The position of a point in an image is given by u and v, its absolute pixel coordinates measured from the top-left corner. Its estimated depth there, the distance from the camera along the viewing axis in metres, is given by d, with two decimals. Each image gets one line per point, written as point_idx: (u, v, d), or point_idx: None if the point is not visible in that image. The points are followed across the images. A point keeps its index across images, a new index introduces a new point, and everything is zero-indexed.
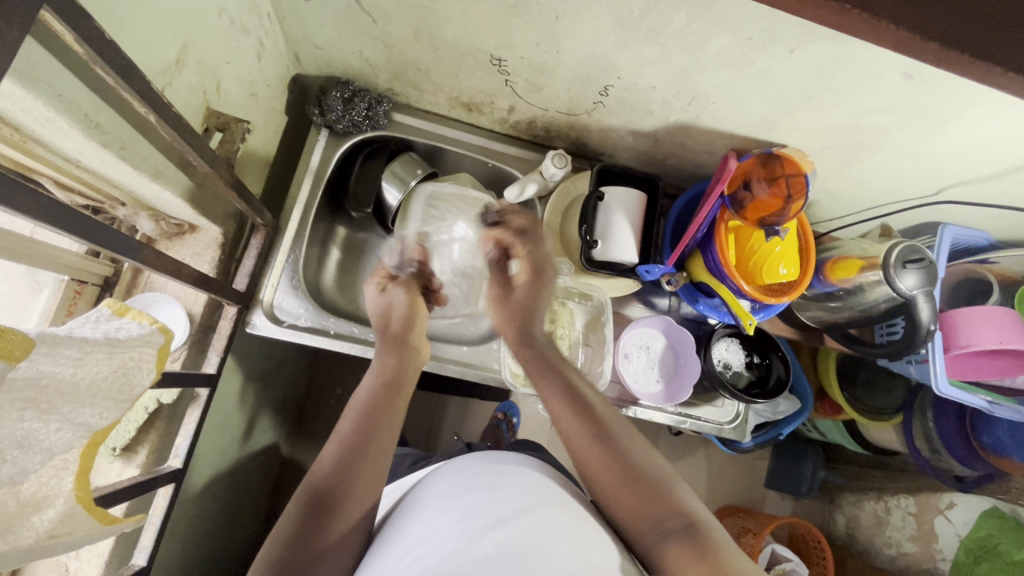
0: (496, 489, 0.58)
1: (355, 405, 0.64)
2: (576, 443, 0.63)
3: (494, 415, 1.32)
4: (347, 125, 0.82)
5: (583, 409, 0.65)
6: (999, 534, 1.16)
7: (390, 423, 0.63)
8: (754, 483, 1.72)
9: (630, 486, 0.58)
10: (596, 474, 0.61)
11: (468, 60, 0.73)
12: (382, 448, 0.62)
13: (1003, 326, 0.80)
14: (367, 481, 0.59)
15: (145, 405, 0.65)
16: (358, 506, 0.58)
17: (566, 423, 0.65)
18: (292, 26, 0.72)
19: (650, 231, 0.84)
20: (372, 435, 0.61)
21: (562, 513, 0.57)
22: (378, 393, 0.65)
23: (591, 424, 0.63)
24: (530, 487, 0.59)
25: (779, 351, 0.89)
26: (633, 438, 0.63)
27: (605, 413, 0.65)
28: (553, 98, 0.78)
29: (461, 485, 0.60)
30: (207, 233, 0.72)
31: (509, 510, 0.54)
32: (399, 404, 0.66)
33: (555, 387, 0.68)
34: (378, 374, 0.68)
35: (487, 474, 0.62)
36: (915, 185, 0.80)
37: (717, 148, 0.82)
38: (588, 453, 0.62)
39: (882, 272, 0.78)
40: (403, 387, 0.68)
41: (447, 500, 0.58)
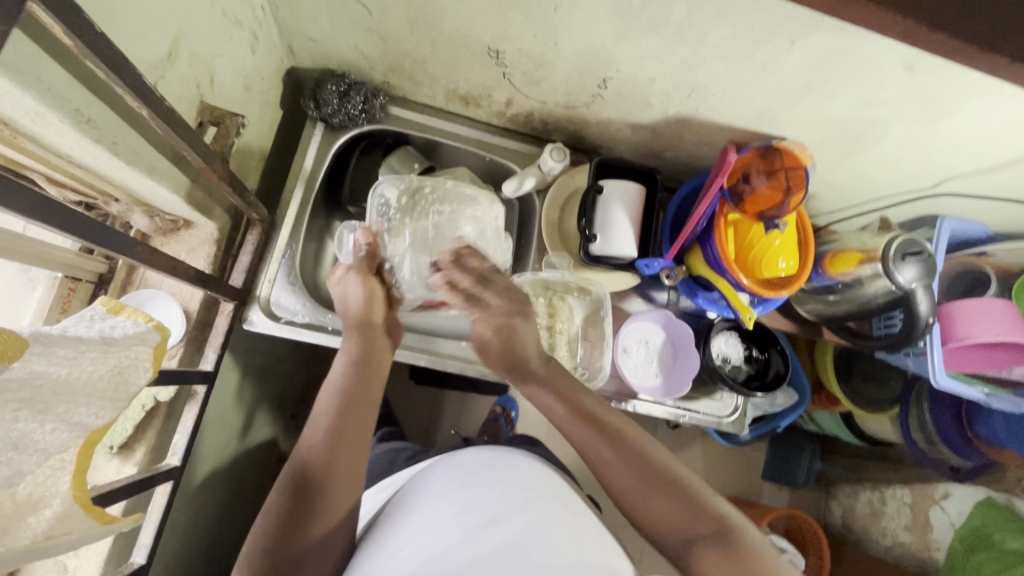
0: (490, 484, 0.58)
1: (329, 390, 0.66)
2: (600, 465, 0.63)
3: (493, 409, 1.32)
4: (343, 119, 0.82)
5: (593, 423, 0.64)
6: (992, 523, 1.15)
7: (361, 408, 0.65)
8: (751, 475, 1.73)
9: (660, 499, 0.59)
10: (624, 493, 0.61)
11: (465, 52, 0.72)
12: (359, 431, 0.63)
13: (1001, 319, 0.81)
14: (350, 464, 0.61)
15: (142, 403, 0.65)
16: (342, 494, 0.60)
17: (587, 446, 0.64)
18: (286, 18, 0.71)
19: (649, 225, 0.84)
20: (348, 420, 0.63)
21: (557, 508, 0.57)
22: (349, 377, 0.66)
23: (612, 445, 0.62)
24: (528, 483, 0.59)
25: (778, 344, 0.89)
26: (651, 447, 0.63)
27: (620, 426, 0.64)
28: (551, 91, 0.77)
29: (455, 477, 0.60)
30: (202, 229, 0.71)
31: (505, 505, 0.54)
32: (371, 385, 0.67)
33: (568, 412, 0.65)
34: (346, 357, 0.68)
35: (481, 466, 0.62)
36: (913, 178, 0.80)
37: (716, 141, 0.82)
38: (614, 473, 0.62)
39: (881, 265, 0.78)
40: (370, 366, 0.68)
41: (442, 493, 0.58)
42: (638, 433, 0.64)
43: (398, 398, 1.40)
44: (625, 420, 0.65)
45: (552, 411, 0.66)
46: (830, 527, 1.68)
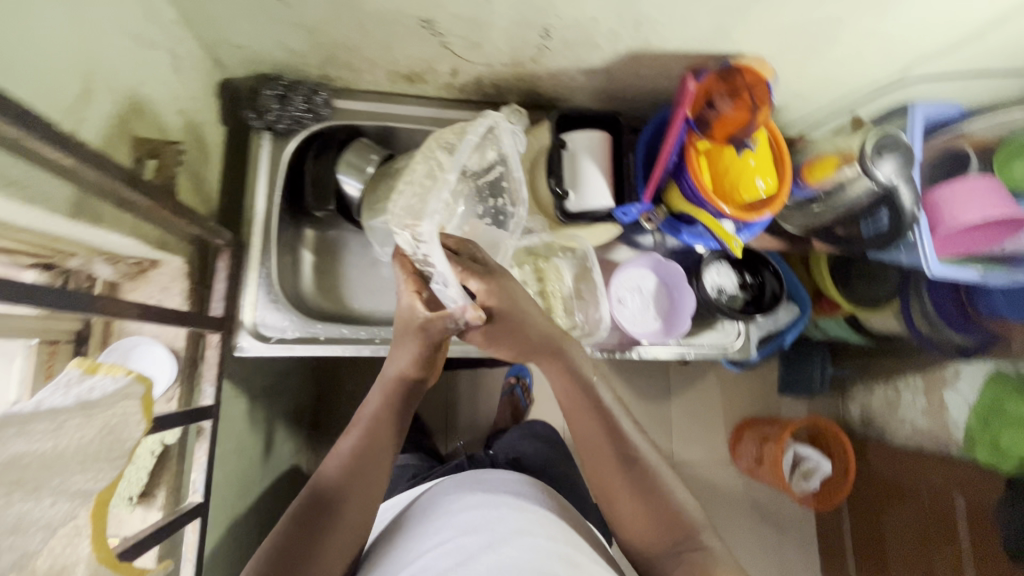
0: (488, 512, 0.65)
1: (355, 428, 0.67)
2: (592, 460, 0.65)
3: (509, 380, 1.42)
4: (289, 123, 0.78)
5: (604, 419, 0.65)
6: (1004, 394, 1.17)
7: (381, 446, 0.66)
8: (767, 392, 1.77)
9: (644, 508, 0.62)
10: (610, 493, 0.63)
11: (397, 28, 0.68)
12: (379, 466, 0.65)
13: (986, 197, 0.81)
14: (362, 498, 0.62)
15: (150, 449, 0.64)
16: (348, 532, 0.61)
17: (588, 435, 0.65)
18: (202, 27, 0.67)
19: (620, 170, 0.81)
20: (373, 454, 0.64)
21: (550, 535, 0.63)
22: (381, 414, 0.67)
23: (615, 442, 0.64)
24: (520, 512, 0.66)
25: (772, 266, 0.88)
26: (652, 457, 0.65)
27: (630, 432, 0.65)
28: (494, 51, 0.73)
29: (456, 506, 0.68)
30: (171, 266, 0.69)
31: (502, 531, 0.61)
32: (400, 424, 0.69)
33: (579, 394, 0.66)
34: (382, 391, 0.69)
35: (480, 496, 0.69)
36: (880, 69, 0.77)
37: (674, 71, 0.79)
38: (602, 473, 0.64)
39: (859, 165, 0.76)
40: (402, 406, 0.69)
41: (443, 522, 0.65)
42: (642, 441, 0.66)
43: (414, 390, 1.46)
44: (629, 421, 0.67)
45: (564, 391, 0.67)
46: (851, 426, 1.73)
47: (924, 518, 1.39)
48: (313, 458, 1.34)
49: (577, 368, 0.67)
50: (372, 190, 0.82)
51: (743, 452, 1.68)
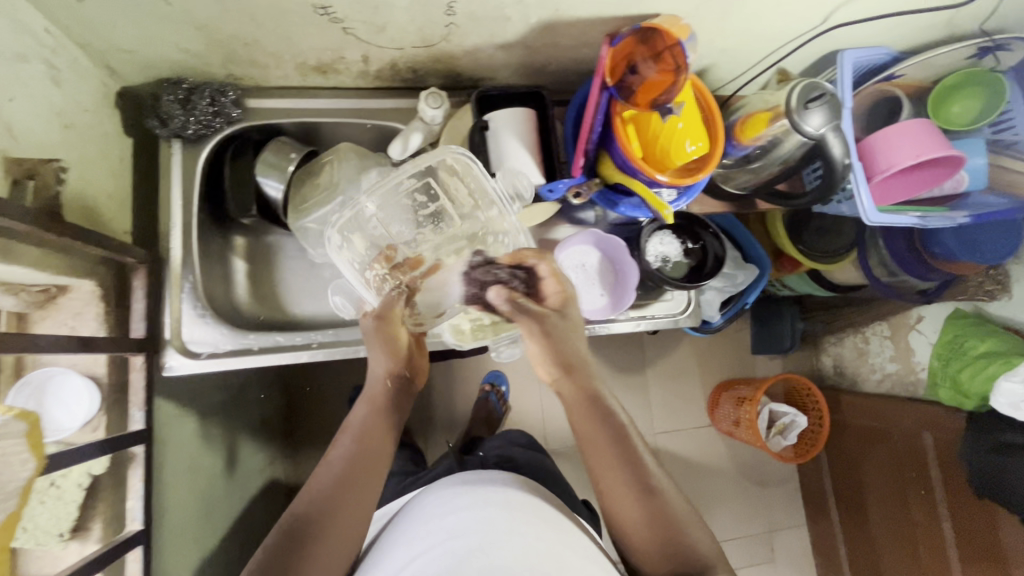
0: (478, 513, 0.65)
1: (345, 435, 0.69)
2: (604, 484, 0.67)
3: (483, 389, 1.52)
4: (197, 128, 0.75)
5: (622, 443, 0.67)
6: (960, 335, 1.19)
7: (370, 460, 0.68)
8: (741, 353, 1.78)
9: (648, 526, 0.64)
10: (614, 508, 0.67)
11: (291, 16, 0.65)
12: (366, 479, 0.66)
13: (917, 139, 0.80)
14: (350, 511, 0.64)
15: (77, 482, 0.61)
16: (336, 543, 0.62)
17: (599, 451, 0.67)
18: (80, 33, 0.63)
19: (549, 146, 0.79)
20: (363, 462, 0.67)
21: (544, 536, 0.65)
22: (369, 422, 0.70)
23: (626, 459, 0.66)
24: (511, 505, 0.67)
25: (710, 228, 0.87)
26: (655, 472, 0.67)
27: (637, 444, 0.67)
28: (401, 34, 0.70)
29: (443, 503, 0.68)
30: (82, 290, 0.66)
31: (493, 536, 0.63)
32: (387, 432, 0.71)
33: (593, 410, 0.69)
34: (369, 401, 0.72)
35: (470, 489, 0.68)
36: (801, 18, 0.75)
37: (593, 38, 0.76)
38: (615, 492, 0.66)
39: (787, 119, 0.75)
40: (389, 413, 0.73)
41: (433, 522, 0.66)
42: (649, 457, 0.67)
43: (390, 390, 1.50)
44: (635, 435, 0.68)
45: (578, 406, 0.70)
46: (825, 378, 1.75)
47: (896, 462, 1.42)
48: (287, 467, 1.32)
49: (597, 394, 0.70)
50: (296, 192, 0.81)
51: (720, 416, 1.69)
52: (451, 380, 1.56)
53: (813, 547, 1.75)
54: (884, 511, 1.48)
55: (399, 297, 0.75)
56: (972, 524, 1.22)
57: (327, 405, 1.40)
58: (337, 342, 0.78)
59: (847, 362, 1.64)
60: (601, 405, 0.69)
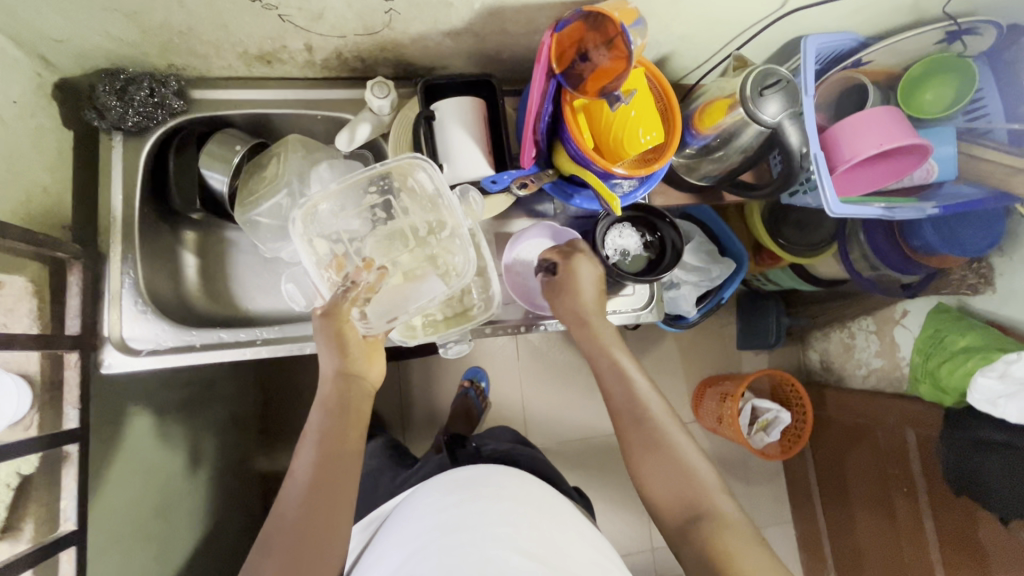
0: (469, 505, 0.71)
1: (306, 444, 0.66)
2: (619, 415, 0.72)
3: (461, 384, 1.51)
4: (137, 118, 0.73)
5: (625, 381, 0.74)
6: (942, 328, 1.16)
7: (344, 461, 0.65)
8: (726, 348, 1.76)
9: (663, 470, 0.68)
10: (631, 459, 0.70)
11: (224, 3, 0.63)
12: (341, 479, 0.64)
13: (881, 127, 0.77)
14: (328, 517, 0.62)
15: (5, 482, 0.60)
16: (322, 555, 0.61)
17: (619, 409, 0.73)
18: (5, 21, 0.61)
19: (499, 135, 0.77)
20: (328, 470, 0.64)
21: (531, 522, 0.70)
22: (326, 428, 0.66)
23: (637, 413, 0.71)
24: (505, 499, 0.73)
25: (667, 219, 0.83)
26: (664, 421, 0.71)
27: (646, 398, 0.72)
28: (341, 21, 0.68)
29: (430, 507, 0.73)
30: (14, 284, 0.62)
31: (483, 523, 0.68)
32: (349, 432, 0.67)
33: (608, 375, 0.75)
34: (323, 405, 0.68)
35: (461, 491, 0.75)
36: (758, 3, 0.73)
37: (543, 25, 0.74)
38: (625, 428, 0.71)
39: (742, 108, 0.73)
40: (347, 412, 0.68)
41: (423, 522, 0.71)
42: (660, 409, 0.72)
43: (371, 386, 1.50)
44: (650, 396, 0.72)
45: (603, 368, 0.76)
46: (811, 374, 1.73)
47: (879, 458, 1.40)
48: (262, 464, 1.31)
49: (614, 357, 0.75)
50: (244, 185, 0.79)
51: (705, 412, 1.66)
52: (430, 376, 1.54)
53: (801, 544, 1.73)
54: (868, 508, 1.46)
55: (345, 293, 0.70)
56: (952, 520, 1.20)
57: (303, 401, 1.38)
58: (284, 338, 0.77)
59: (833, 357, 1.62)
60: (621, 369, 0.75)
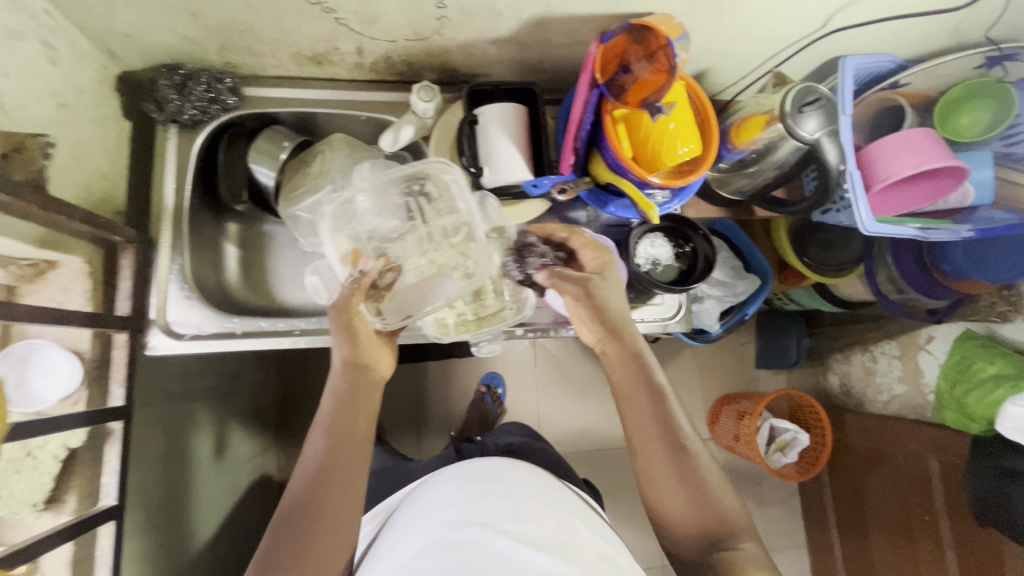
0: (481, 502, 0.71)
1: (319, 428, 0.69)
2: (641, 435, 0.69)
3: (478, 389, 1.51)
4: (194, 113, 0.76)
5: (654, 398, 0.70)
6: (971, 354, 1.14)
7: (354, 444, 0.68)
8: (743, 366, 1.75)
9: (687, 496, 0.66)
10: (650, 485, 0.68)
11: (284, 5, 0.66)
12: (350, 461, 0.67)
13: (918, 148, 0.78)
14: (338, 497, 0.65)
15: (53, 453, 0.63)
16: (332, 533, 0.64)
17: (643, 434, 0.69)
18: (80, 16, 0.64)
19: (539, 140, 0.78)
20: (336, 454, 0.67)
21: (544, 520, 0.70)
22: (336, 414, 0.70)
23: (670, 447, 0.67)
24: (516, 497, 0.72)
25: (700, 230, 0.85)
26: (698, 450, 0.68)
27: (678, 423, 0.69)
28: (394, 26, 0.71)
29: (441, 502, 0.73)
30: (71, 266, 0.67)
31: (495, 520, 0.68)
32: (359, 419, 0.70)
33: (649, 407, 0.69)
34: (333, 392, 0.72)
35: (471, 485, 0.74)
36: (799, 22, 0.74)
37: (587, 36, 0.76)
38: (648, 446, 0.68)
39: (781, 123, 0.73)
40: (357, 400, 0.71)
41: (434, 517, 0.71)
42: (691, 435, 0.69)
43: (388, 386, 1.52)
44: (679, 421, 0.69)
45: (636, 391, 0.71)
46: (830, 396, 1.70)
47: (900, 484, 1.37)
48: (279, 456, 1.33)
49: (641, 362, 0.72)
50: (289, 180, 0.81)
51: (721, 431, 1.65)
52: (447, 378, 1.56)
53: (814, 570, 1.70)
54: (887, 536, 1.43)
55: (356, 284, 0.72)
56: (977, 552, 1.17)
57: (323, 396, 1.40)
58: (321, 329, 0.78)
59: (852, 381, 1.59)
60: (658, 396, 0.70)
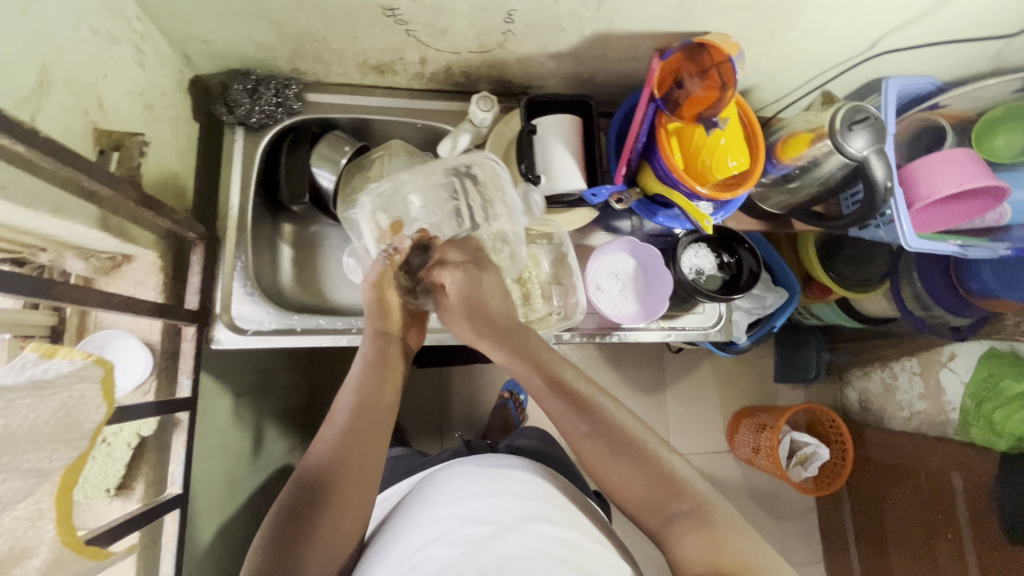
0: (495, 497, 0.60)
1: (345, 392, 0.67)
2: (574, 438, 0.63)
3: (500, 395, 1.44)
4: (261, 117, 0.79)
5: (574, 401, 0.64)
6: (998, 372, 1.14)
7: (381, 413, 0.67)
8: (763, 381, 1.71)
9: (636, 471, 0.59)
10: (596, 467, 0.61)
11: (360, 17, 0.69)
12: (374, 430, 0.65)
13: (961, 168, 0.80)
14: (359, 467, 0.62)
15: (126, 440, 0.65)
16: (352, 505, 0.60)
17: (560, 419, 0.64)
18: (167, 23, 0.67)
19: (591, 151, 0.81)
20: (364, 417, 0.65)
21: (562, 522, 0.59)
22: (365, 378, 0.68)
23: (594, 427, 0.62)
24: (527, 494, 0.62)
25: (746, 243, 0.88)
26: (628, 424, 0.63)
27: (592, 402, 0.64)
28: (460, 38, 0.74)
29: (447, 495, 0.62)
30: (144, 260, 0.69)
31: (508, 518, 0.57)
32: (387, 387, 0.69)
33: (543, 384, 0.66)
34: (363, 360, 0.70)
35: (482, 479, 0.64)
36: (847, 45, 0.77)
37: (641, 53, 0.79)
38: (584, 443, 0.62)
39: (830, 140, 0.76)
40: (386, 368, 0.70)
41: (443, 509, 0.60)
42: (618, 413, 0.63)
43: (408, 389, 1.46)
44: (602, 399, 0.64)
45: (528, 381, 0.67)
46: (849, 412, 1.68)
47: (921, 499, 1.35)
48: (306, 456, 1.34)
49: (546, 367, 0.67)
50: (347, 183, 0.85)
51: (739, 442, 1.62)
52: (471, 384, 1.51)
53: None
54: (906, 552, 1.41)
55: (388, 257, 0.74)
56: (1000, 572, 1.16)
57: None
58: None
59: (872, 397, 1.57)
60: (556, 379, 0.66)
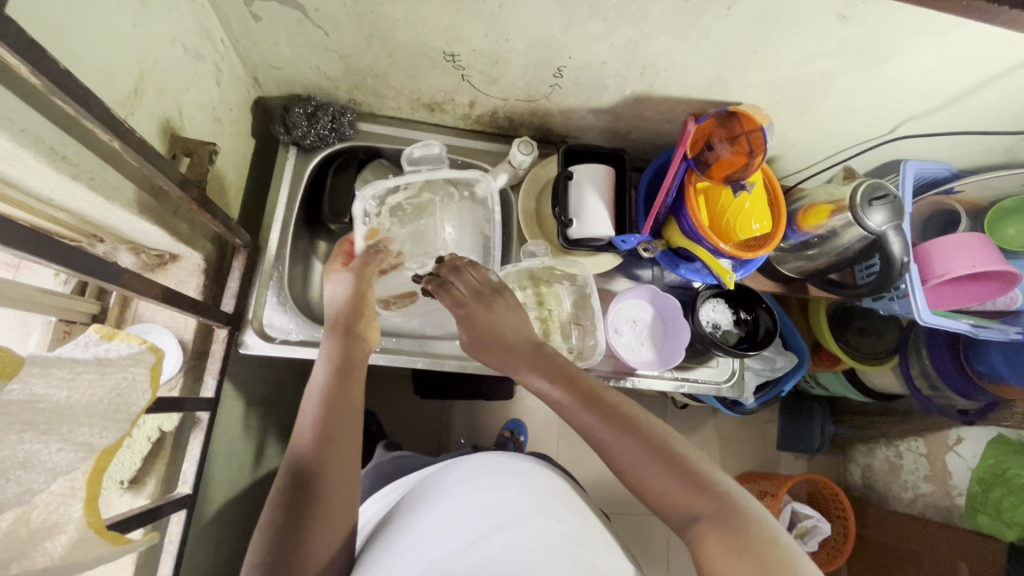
0: (500, 490, 0.59)
1: (311, 400, 0.64)
2: (606, 445, 0.61)
3: (501, 435, 1.40)
4: (314, 140, 0.84)
5: (593, 403, 0.64)
6: (1007, 460, 1.13)
7: (352, 412, 0.64)
8: (766, 448, 1.67)
9: (658, 471, 0.57)
10: (625, 470, 0.60)
11: (422, 59, 0.74)
12: (347, 433, 0.62)
13: (974, 250, 0.83)
14: (340, 469, 0.60)
15: (147, 434, 0.67)
16: (340, 508, 0.59)
17: (586, 425, 0.64)
18: (246, 48, 0.73)
19: (621, 203, 0.86)
20: (334, 430, 0.61)
21: (568, 519, 0.58)
22: (332, 386, 0.65)
23: (617, 429, 0.61)
24: (535, 489, 0.61)
25: (764, 303, 0.91)
26: (659, 429, 0.61)
27: (624, 408, 0.63)
28: (510, 87, 0.79)
29: (461, 488, 0.61)
30: (189, 261, 0.73)
31: (519, 512, 0.55)
32: (356, 390, 0.66)
33: (568, 392, 0.66)
34: (327, 363, 0.67)
35: (491, 474, 0.63)
36: (871, 126, 0.82)
37: (676, 115, 0.85)
38: (615, 447, 0.60)
39: (850, 213, 0.79)
40: (353, 372, 0.67)
41: (454, 500, 0.59)
42: (640, 413, 0.63)
43: (407, 416, 1.44)
44: (626, 403, 0.64)
45: (549, 393, 0.68)
46: (851, 489, 1.62)
47: None
48: None
49: (582, 384, 0.66)
50: None
51: None
52: (472, 420, 1.47)
53: None
54: None
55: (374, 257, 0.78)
56: None
57: None
58: (398, 350, 0.85)
59: (876, 475, 1.53)
60: (578, 387, 0.66)
